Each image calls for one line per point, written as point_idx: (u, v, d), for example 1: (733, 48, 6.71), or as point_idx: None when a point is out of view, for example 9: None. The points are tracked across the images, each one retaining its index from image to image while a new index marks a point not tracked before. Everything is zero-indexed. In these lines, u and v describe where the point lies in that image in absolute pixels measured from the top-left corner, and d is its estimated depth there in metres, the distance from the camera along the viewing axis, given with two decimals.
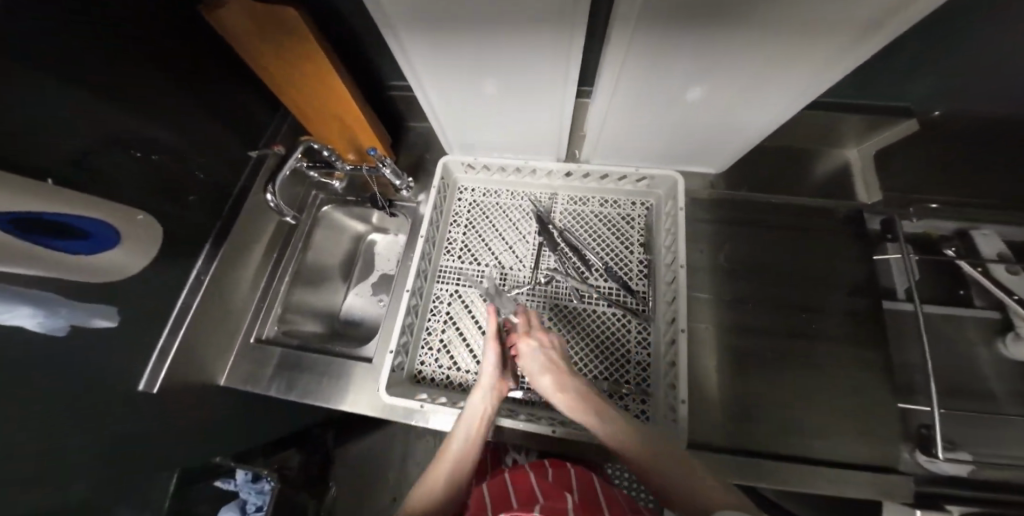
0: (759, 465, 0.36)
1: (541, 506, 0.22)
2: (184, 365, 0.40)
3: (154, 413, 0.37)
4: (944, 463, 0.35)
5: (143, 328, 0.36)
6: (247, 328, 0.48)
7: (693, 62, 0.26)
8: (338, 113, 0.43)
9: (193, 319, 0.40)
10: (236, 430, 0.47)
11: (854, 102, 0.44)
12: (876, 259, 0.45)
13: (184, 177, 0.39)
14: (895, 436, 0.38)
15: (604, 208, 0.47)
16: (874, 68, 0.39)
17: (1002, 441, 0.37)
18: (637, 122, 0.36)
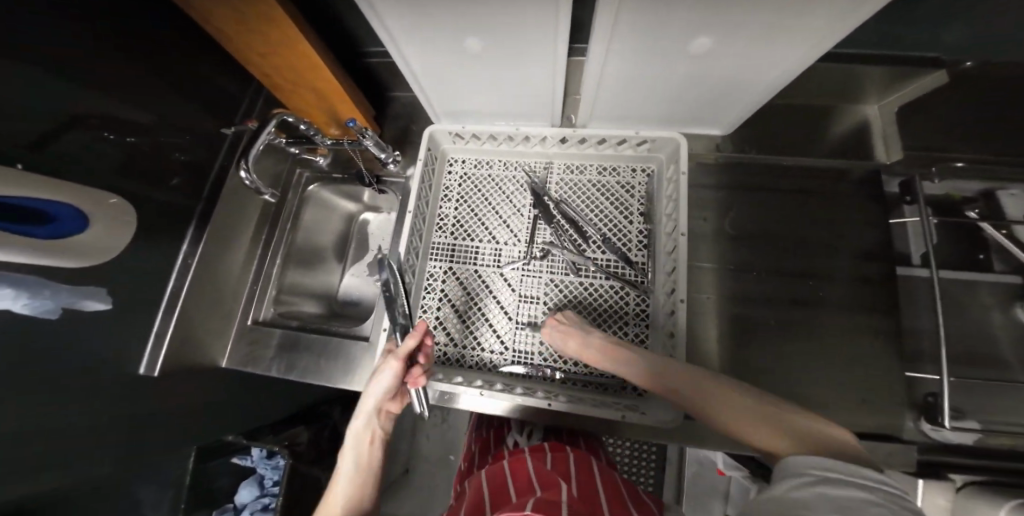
0: None
1: (534, 503, 0.22)
2: (181, 352, 0.40)
3: (158, 398, 0.38)
4: (949, 431, 0.34)
5: (136, 317, 0.35)
6: (242, 311, 0.48)
7: (697, 11, 0.23)
8: (315, 83, 0.40)
9: (185, 304, 0.40)
10: (242, 411, 0.48)
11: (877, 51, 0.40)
12: (892, 222, 0.43)
13: (160, 160, 0.37)
14: (901, 405, 0.37)
15: (602, 176, 0.44)
16: (902, 10, 0.35)
17: (1011, 407, 0.37)
18: (636, 81, 0.33)
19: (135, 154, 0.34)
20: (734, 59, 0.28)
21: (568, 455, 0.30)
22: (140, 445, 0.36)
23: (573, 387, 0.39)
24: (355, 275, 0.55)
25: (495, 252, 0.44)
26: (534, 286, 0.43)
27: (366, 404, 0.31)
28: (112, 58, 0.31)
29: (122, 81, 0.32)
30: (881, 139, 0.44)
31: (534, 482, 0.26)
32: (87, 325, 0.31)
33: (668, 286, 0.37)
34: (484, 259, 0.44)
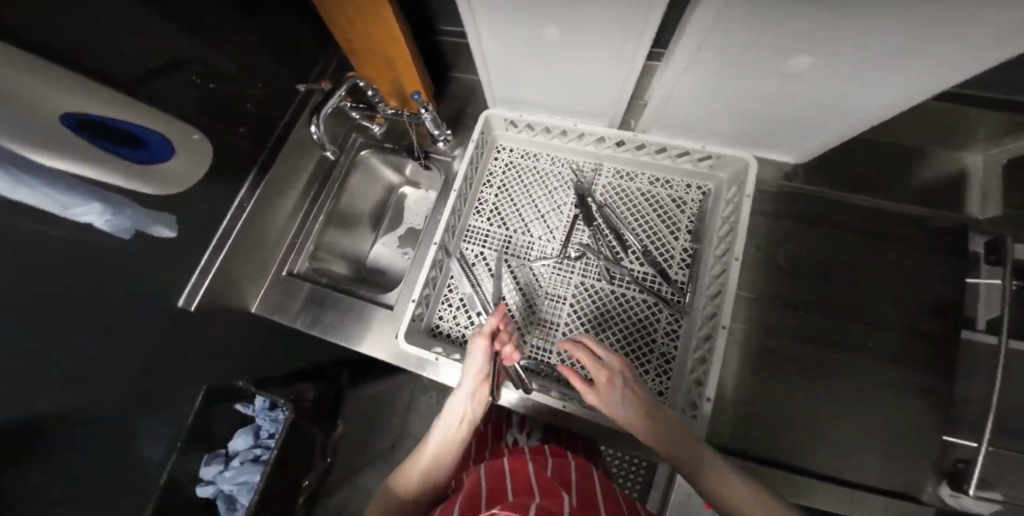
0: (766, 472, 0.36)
1: (539, 502, 0.21)
2: (220, 289, 0.41)
3: (193, 333, 0.39)
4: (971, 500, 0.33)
5: (188, 250, 0.37)
6: (281, 260, 0.49)
7: (808, 27, 0.22)
8: (387, 52, 0.41)
9: (233, 243, 0.41)
10: (260, 358, 0.49)
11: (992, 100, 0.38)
12: (966, 282, 0.41)
13: (235, 106, 0.38)
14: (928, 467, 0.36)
15: (652, 187, 0.44)
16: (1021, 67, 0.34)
17: None
18: (717, 92, 0.32)
19: (214, 96, 0.36)
20: (824, 82, 0.27)
21: (570, 462, 0.31)
22: (168, 376, 0.38)
23: None
24: (387, 245, 0.56)
25: (530, 245, 0.44)
26: (566, 286, 0.42)
27: (464, 382, 0.32)
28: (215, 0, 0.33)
29: (217, 25, 0.34)
30: (978, 193, 0.43)
31: (535, 485, 0.25)
32: (152, 251, 0.32)
33: (707, 309, 0.37)
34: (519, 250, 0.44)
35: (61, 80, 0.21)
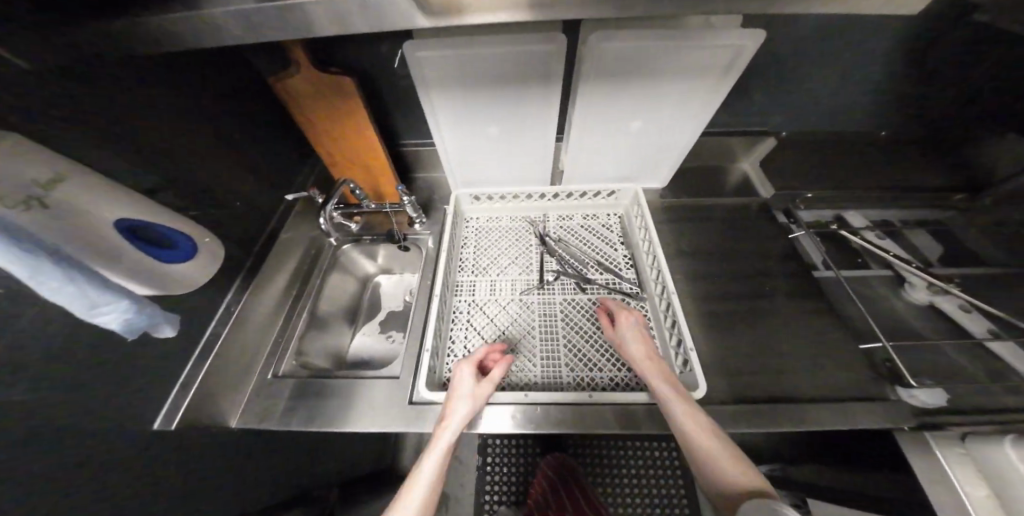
0: (792, 418, 0.62)
1: None
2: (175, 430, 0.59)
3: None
4: (916, 394, 0.63)
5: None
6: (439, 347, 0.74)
7: (484, 100, 0.72)
8: (367, 159, 0.87)
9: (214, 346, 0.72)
10: None
11: (737, 131, 0.95)
12: (795, 236, 0.87)
13: (256, 153, 0.84)
14: (835, 422, 0.62)
15: (563, 304, 0.79)
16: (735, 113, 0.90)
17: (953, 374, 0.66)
18: (493, 161, 0.89)
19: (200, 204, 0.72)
20: (536, 150, 0.85)
21: None
22: None
23: (539, 365, 0.72)
24: (421, 229, 0.99)
25: (507, 269, 0.86)
26: (555, 301, 0.80)
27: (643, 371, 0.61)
28: (238, 142, 0.79)
29: (237, 138, 0.79)
30: (761, 183, 0.93)
31: None
32: None
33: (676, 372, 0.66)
34: (508, 278, 0.85)
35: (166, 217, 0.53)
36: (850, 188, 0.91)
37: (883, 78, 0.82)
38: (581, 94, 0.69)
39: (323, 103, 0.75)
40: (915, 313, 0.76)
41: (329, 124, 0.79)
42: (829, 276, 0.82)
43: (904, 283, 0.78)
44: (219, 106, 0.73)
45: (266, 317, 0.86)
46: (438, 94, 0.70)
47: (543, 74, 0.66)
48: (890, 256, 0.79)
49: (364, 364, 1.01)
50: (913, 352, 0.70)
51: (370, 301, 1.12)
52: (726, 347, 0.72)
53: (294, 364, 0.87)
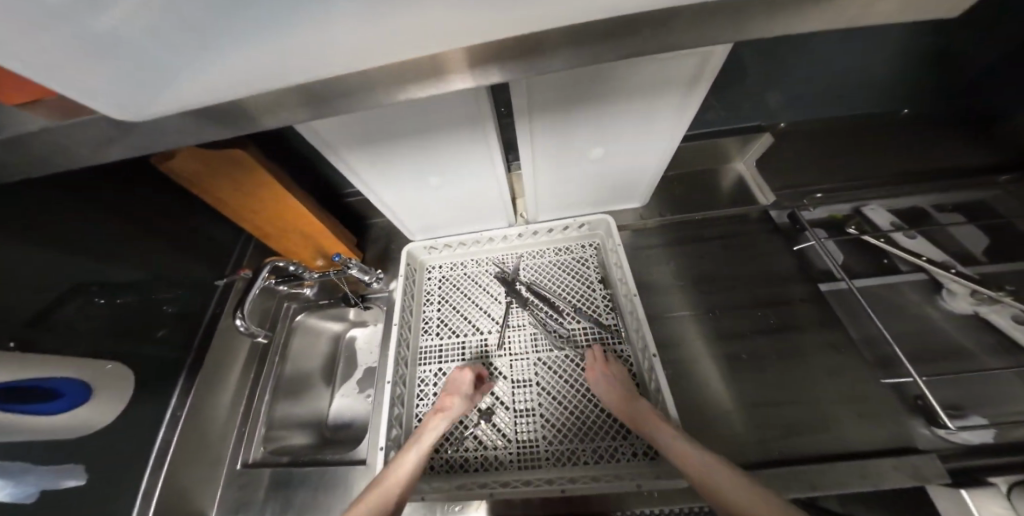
0: (815, 480, 0.54)
1: None
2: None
3: None
4: (959, 432, 0.54)
5: None
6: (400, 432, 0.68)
7: (412, 156, 0.61)
8: (305, 231, 0.77)
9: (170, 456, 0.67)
10: None
11: (725, 130, 0.83)
12: (800, 248, 0.76)
13: (175, 233, 0.77)
14: (863, 479, 0.53)
15: (537, 364, 0.73)
16: (713, 114, 0.79)
17: (1004, 400, 0.57)
18: (443, 208, 0.79)
19: (121, 308, 0.66)
20: (490, 192, 0.75)
21: None
22: None
23: (515, 440, 0.67)
24: (380, 286, 0.90)
25: (476, 325, 0.79)
26: (529, 361, 0.74)
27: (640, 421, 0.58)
28: (145, 230, 0.71)
29: (147, 223, 0.72)
30: (759, 187, 0.83)
31: None
32: None
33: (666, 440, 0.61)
34: (478, 337, 0.77)
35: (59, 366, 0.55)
36: (861, 179, 0.79)
37: (894, 54, 0.70)
38: (523, 133, 0.58)
39: (233, 184, 0.63)
40: (956, 324, 0.66)
41: (250, 203, 0.68)
42: (845, 289, 0.71)
43: (941, 289, 0.68)
44: (114, 195, 0.66)
45: (228, 406, 0.80)
46: (357, 157, 0.59)
47: (473, 119, 0.55)
48: (923, 261, 0.68)
49: (344, 429, 0.89)
50: (956, 376, 0.61)
51: (346, 357, 1.00)
52: (736, 393, 0.64)
53: (263, 450, 0.80)
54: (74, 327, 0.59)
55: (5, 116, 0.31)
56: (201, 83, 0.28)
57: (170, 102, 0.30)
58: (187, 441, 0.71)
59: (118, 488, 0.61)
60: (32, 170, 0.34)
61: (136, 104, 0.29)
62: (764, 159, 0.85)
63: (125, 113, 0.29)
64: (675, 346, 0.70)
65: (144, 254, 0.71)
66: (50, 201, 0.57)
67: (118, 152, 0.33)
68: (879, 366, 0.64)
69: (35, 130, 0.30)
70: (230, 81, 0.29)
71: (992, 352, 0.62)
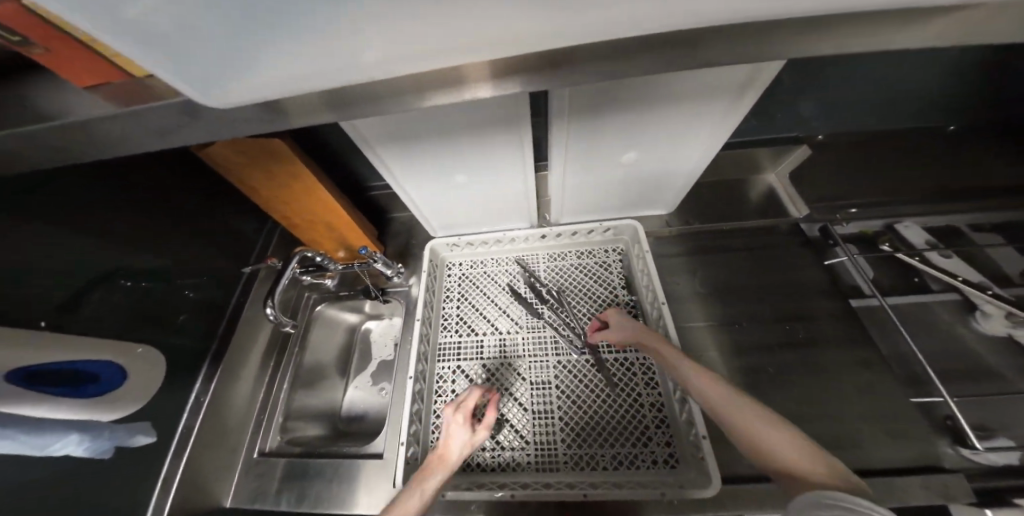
0: None
1: None
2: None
3: None
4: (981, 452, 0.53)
5: None
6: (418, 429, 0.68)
7: (445, 154, 0.61)
8: (334, 223, 0.77)
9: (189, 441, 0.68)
10: None
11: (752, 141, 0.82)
12: (829, 262, 0.76)
13: (202, 220, 0.78)
14: (888, 500, 0.52)
15: (556, 366, 0.73)
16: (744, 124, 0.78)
17: None
18: (468, 207, 0.79)
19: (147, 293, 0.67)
20: (518, 194, 0.75)
21: None
22: None
23: (532, 441, 0.67)
24: (400, 281, 0.90)
25: (495, 325, 0.79)
26: (548, 363, 0.73)
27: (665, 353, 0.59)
28: (173, 216, 0.72)
29: (175, 210, 0.73)
30: (791, 198, 0.82)
31: None
32: None
33: (688, 450, 0.61)
34: (496, 337, 0.77)
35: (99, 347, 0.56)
36: (892, 195, 0.78)
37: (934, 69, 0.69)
38: (556, 133, 0.58)
39: (268, 173, 0.63)
40: (990, 346, 0.64)
41: (281, 193, 0.68)
42: (875, 305, 0.70)
43: (975, 310, 0.67)
44: (145, 180, 0.67)
45: (247, 394, 0.81)
46: (390, 152, 0.59)
47: (512, 122, 0.55)
48: (957, 280, 0.67)
49: (357, 421, 0.90)
50: (987, 398, 0.60)
51: (360, 350, 1.00)
52: (759, 406, 0.64)
53: (280, 440, 0.81)
54: (106, 309, 0.59)
55: (61, 101, 0.31)
56: (277, 81, 0.27)
57: (241, 91, 0.28)
58: (207, 428, 0.71)
59: (135, 476, 0.61)
60: (83, 157, 0.34)
61: (216, 94, 0.28)
62: (794, 170, 0.84)
63: (206, 102, 0.28)
64: (699, 356, 0.70)
65: (173, 239, 0.72)
66: (86, 184, 0.58)
67: (172, 142, 0.33)
68: (908, 384, 0.63)
69: (87, 117, 0.30)
70: (314, 78, 0.27)
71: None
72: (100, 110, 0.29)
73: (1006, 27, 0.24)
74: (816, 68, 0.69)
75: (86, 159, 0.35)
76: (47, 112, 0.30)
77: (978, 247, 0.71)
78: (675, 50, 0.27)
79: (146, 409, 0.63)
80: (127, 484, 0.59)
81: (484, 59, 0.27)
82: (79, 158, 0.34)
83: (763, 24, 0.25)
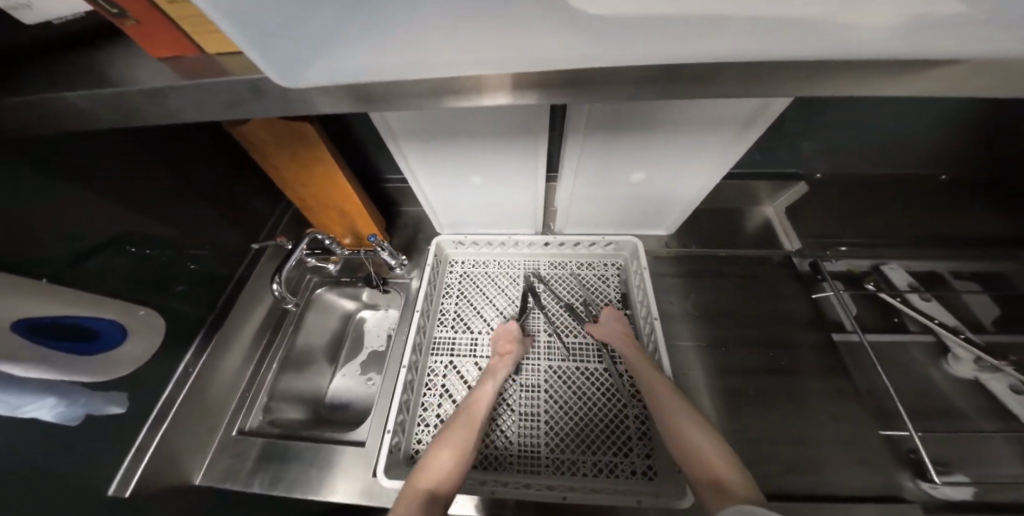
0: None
1: None
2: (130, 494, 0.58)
3: None
4: (940, 486, 0.56)
5: None
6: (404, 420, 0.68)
7: (463, 157, 0.64)
8: (347, 209, 0.79)
9: (178, 406, 0.69)
10: None
11: (754, 175, 0.86)
12: (815, 296, 0.79)
13: (219, 194, 0.80)
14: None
15: (547, 370, 0.75)
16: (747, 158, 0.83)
17: (992, 465, 0.59)
18: (478, 208, 0.81)
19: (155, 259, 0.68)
20: (528, 200, 0.78)
21: None
22: None
23: (517, 441, 0.68)
24: (402, 273, 0.92)
25: (492, 325, 0.80)
26: (540, 367, 0.75)
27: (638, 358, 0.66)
28: (194, 186, 0.75)
29: (196, 181, 0.75)
30: (783, 232, 0.87)
31: None
32: None
33: (668, 465, 0.62)
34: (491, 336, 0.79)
35: (97, 304, 0.54)
36: (880, 238, 0.81)
37: (927, 126, 0.74)
38: (572, 147, 0.61)
39: (293, 154, 0.66)
40: (959, 389, 0.67)
41: (301, 174, 0.70)
42: (856, 341, 0.73)
43: (947, 353, 0.70)
44: (175, 148, 0.70)
45: (236, 369, 0.81)
46: (411, 148, 0.62)
47: (532, 132, 0.59)
48: (933, 323, 0.71)
49: (341, 408, 0.90)
50: (950, 436, 0.62)
51: (352, 338, 1.01)
52: (737, 427, 0.66)
53: (261, 420, 0.82)
54: (119, 268, 0.61)
55: (129, 71, 0.34)
56: (340, 65, 0.29)
57: (316, 77, 0.30)
58: (194, 397, 0.72)
59: (129, 433, 0.61)
60: (137, 122, 0.37)
61: (289, 68, 0.29)
62: (790, 206, 0.88)
63: (280, 78, 0.29)
64: (685, 373, 0.72)
65: (189, 209, 0.74)
66: (122, 147, 0.60)
67: (228, 116, 0.36)
68: (880, 418, 0.65)
69: (152, 87, 0.33)
70: (373, 62, 0.29)
71: (984, 417, 0.64)
72: (175, 79, 0.32)
73: (974, 86, 0.28)
74: (818, 113, 0.73)
75: (140, 124, 0.37)
76: (121, 80, 0.33)
77: (955, 296, 0.75)
78: (686, 81, 0.29)
79: (144, 370, 0.64)
80: (121, 438, 0.60)
81: (506, 73, 0.29)
82: (141, 121, 0.37)
83: (768, 65, 0.27)
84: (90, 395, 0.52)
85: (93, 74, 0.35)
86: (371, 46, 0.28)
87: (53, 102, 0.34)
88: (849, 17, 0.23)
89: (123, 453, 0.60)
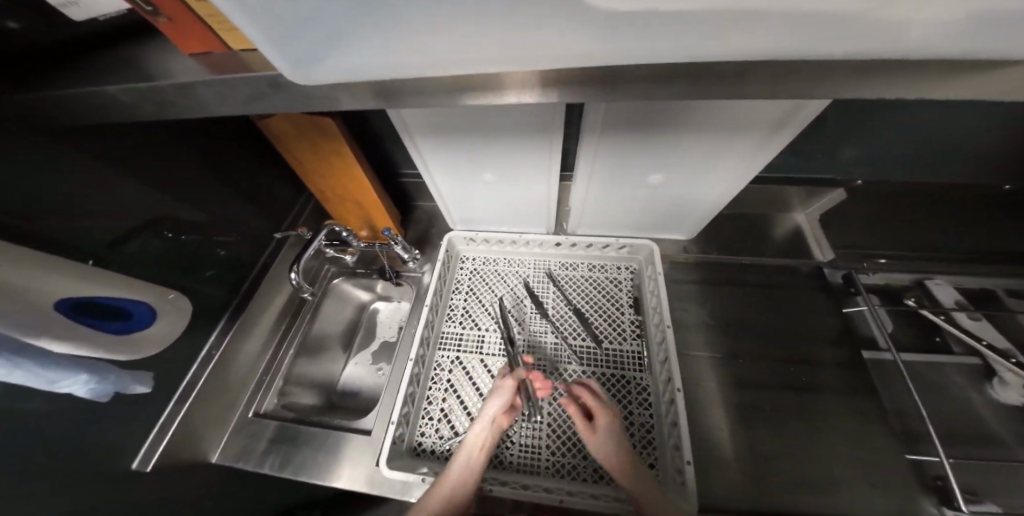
0: None
1: None
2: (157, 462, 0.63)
3: None
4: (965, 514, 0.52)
5: None
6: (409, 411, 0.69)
7: (478, 154, 0.64)
8: (364, 202, 0.81)
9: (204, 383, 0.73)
10: None
11: (786, 179, 0.81)
12: (846, 311, 0.74)
13: (246, 184, 0.84)
14: None
15: (552, 372, 0.74)
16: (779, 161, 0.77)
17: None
18: (492, 205, 0.81)
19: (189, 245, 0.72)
20: (542, 199, 0.77)
21: None
22: None
23: (518, 441, 0.68)
24: (415, 267, 0.93)
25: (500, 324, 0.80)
26: (546, 369, 0.74)
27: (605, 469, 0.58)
28: (224, 176, 0.78)
29: (226, 171, 0.79)
30: (815, 241, 0.82)
31: None
32: None
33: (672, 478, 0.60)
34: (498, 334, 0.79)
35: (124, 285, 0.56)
36: (926, 252, 0.74)
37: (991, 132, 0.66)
38: (587, 148, 0.59)
39: (312, 145, 0.67)
40: (999, 414, 0.62)
41: (320, 165, 0.71)
42: (888, 361, 0.68)
43: (993, 376, 0.65)
44: (208, 140, 0.73)
45: (256, 351, 0.85)
46: (426, 144, 0.62)
47: (546, 132, 0.57)
48: (981, 344, 0.65)
49: (351, 396, 0.93)
50: (981, 464, 0.58)
51: (365, 328, 1.04)
52: (751, 444, 0.62)
53: (276, 403, 0.86)
54: (156, 252, 0.65)
55: (161, 66, 0.36)
56: (351, 62, 0.29)
57: (328, 75, 0.30)
58: (218, 375, 0.76)
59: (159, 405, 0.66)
60: (167, 114, 0.38)
61: (301, 65, 0.29)
62: (825, 213, 0.82)
63: (294, 74, 0.30)
64: (697, 384, 0.69)
65: (219, 198, 0.78)
66: (161, 141, 0.64)
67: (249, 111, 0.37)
68: (906, 442, 0.61)
69: (181, 82, 0.34)
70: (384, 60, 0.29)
71: None
72: (202, 74, 0.34)
73: None
74: (863, 115, 0.67)
75: (170, 116, 0.39)
76: (154, 75, 0.35)
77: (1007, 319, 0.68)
78: (704, 82, 0.27)
79: (175, 347, 0.68)
80: (148, 411, 0.65)
81: (534, 70, 0.28)
82: (172, 114, 0.39)
83: (803, 63, 0.25)
84: (119, 373, 0.53)
85: (130, 69, 0.36)
86: (383, 43, 0.28)
87: (95, 95, 0.37)
88: (890, 15, 0.21)
89: (148, 428, 0.65)
